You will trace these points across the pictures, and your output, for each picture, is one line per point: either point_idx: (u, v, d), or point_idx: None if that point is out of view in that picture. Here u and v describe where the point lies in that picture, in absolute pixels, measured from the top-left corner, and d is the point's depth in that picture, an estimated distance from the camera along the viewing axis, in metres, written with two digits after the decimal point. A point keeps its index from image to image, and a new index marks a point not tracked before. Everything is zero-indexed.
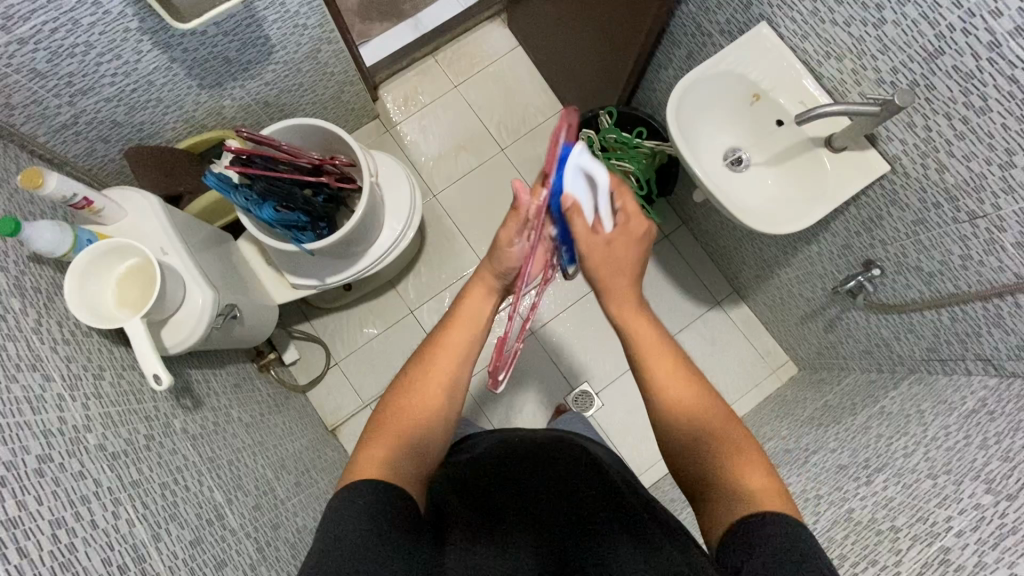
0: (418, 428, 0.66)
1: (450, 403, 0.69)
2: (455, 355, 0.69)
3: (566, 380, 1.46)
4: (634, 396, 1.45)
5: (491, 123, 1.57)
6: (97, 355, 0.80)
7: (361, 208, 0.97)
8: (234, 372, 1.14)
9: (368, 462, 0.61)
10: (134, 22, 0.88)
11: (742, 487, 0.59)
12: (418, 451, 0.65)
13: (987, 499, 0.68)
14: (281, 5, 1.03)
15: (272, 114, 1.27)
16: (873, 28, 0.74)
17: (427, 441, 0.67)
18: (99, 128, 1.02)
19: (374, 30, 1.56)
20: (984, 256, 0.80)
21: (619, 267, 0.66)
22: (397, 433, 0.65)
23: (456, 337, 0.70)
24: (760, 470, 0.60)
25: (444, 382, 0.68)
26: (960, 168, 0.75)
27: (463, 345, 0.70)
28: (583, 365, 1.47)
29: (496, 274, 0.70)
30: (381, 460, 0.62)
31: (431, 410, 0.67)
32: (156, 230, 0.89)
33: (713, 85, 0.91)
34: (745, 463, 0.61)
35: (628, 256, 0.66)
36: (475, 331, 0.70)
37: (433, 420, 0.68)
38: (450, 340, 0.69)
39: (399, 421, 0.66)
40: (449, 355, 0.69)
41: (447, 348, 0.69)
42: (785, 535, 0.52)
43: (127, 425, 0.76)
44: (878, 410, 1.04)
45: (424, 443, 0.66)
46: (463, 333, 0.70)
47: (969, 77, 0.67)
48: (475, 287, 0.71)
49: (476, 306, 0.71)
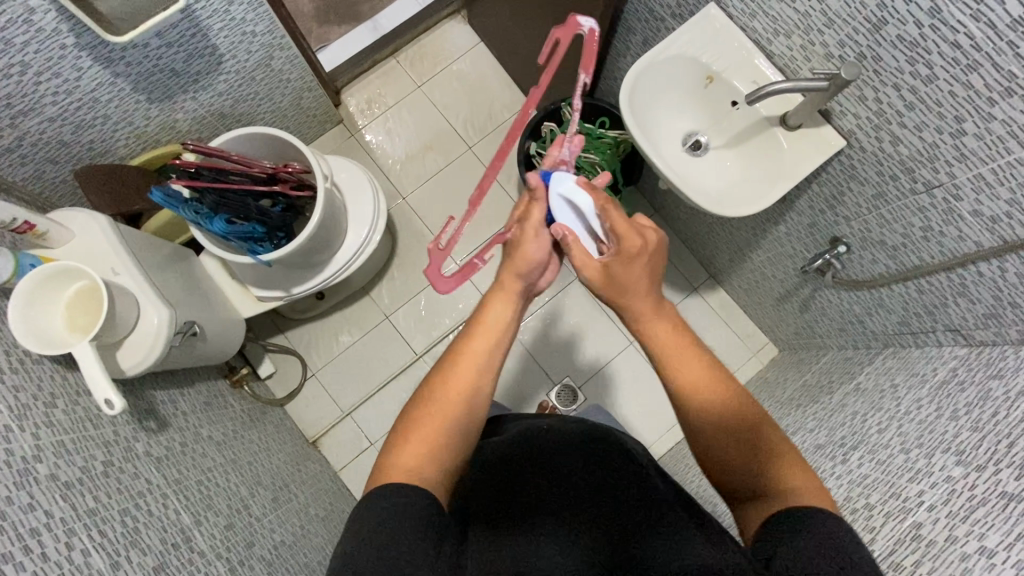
0: (440, 435, 0.62)
1: (473, 409, 0.65)
2: (476, 360, 0.67)
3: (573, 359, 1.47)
4: (640, 371, 1.46)
5: (457, 123, 1.55)
6: (50, 383, 0.78)
7: (317, 215, 0.95)
8: (204, 390, 1.12)
9: (392, 468, 0.59)
10: (70, 38, 0.86)
11: (772, 485, 0.57)
12: (446, 449, 0.62)
13: (958, 471, 0.68)
14: (225, 13, 1.00)
15: (229, 124, 1.25)
16: (817, 3, 0.73)
17: (452, 449, 0.62)
18: (45, 149, 0.99)
19: (332, 34, 1.54)
20: (944, 226, 0.79)
21: (633, 283, 0.68)
22: (417, 442, 0.61)
23: (479, 342, 0.68)
24: (793, 467, 0.58)
25: (470, 392, 0.65)
26: (913, 139, 0.74)
27: (484, 349, 0.68)
28: (564, 360, 1.47)
29: (517, 275, 0.72)
30: (410, 469, 0.59)
31: (457, 417, 0.63)
32: (105, 250, 0.87)
33: (666, 71, 0.90)
34: (780, 464, 0.59)
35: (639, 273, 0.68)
36: (496, 337, 0.69)
37: (460, 430, 0.63)
38: (472, 344, 0.68)
39: (417, 430, 0.62)
40: (469, 361, 0.67)
41: (467, 356, 0.67)
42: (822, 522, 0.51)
43: (82, 452, 0.74)
44: (854, 387, 1.04)
45: (452, 452, 0.62)
46: (483, 338, 0.68)
47: (913, 45, 0.66)
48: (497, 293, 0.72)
49: (498, 314, 0.70)
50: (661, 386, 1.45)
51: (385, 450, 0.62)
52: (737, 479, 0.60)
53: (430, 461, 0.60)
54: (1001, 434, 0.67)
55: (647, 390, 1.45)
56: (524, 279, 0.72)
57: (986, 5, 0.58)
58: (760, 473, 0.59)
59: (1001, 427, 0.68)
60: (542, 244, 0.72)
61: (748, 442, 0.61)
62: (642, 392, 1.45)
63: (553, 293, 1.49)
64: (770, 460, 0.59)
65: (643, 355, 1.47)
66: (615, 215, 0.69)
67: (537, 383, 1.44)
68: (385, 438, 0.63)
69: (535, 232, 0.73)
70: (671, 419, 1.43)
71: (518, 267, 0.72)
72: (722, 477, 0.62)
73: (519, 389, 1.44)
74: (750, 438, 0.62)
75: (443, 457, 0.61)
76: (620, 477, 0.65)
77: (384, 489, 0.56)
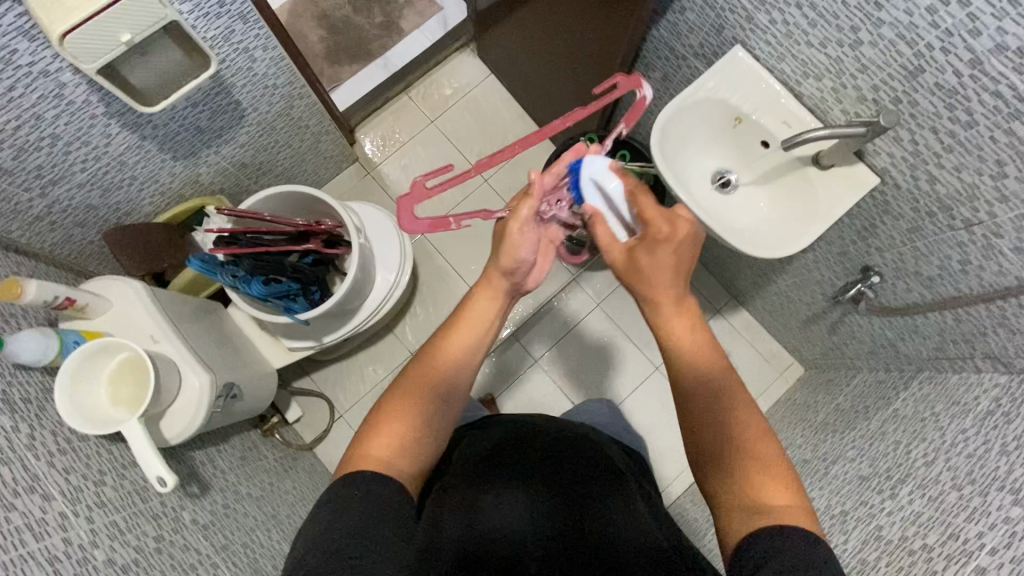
0: (412, 432, 0.65)
1: (450, 405, 0.69)
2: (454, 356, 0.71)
3: (597, 373, 1.46)
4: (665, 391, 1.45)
5: (472, 155, 1.55)
6: (97, 459, 0.77)
7: (353, 269, 0.95)
8: (239, 444, 1.12)
9: (370, 454, 0.62)
10: (100, 108, 0.86)
11: (757, 501, 0.58)
12: (418, 442, 0.65)
13: (1016, 512, 0.68)
14: (249, 70, 1.01)
15: (250, 173, 1.25)
16: (849, 49, 0.73)
17: (424, 442, 0.65)
18: (74, 214, 0.99)
19: (343, 73, 1.55)
20: (984, 261, 0.79)
21: (663, 268, 0.66)
22: (389, 434, 0.64)
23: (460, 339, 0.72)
24: (779, 490, 0.58)
25: (440, 388, 0.69)
26: (951, 179, 0.74)
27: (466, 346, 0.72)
28: (587, 370, 1.46)
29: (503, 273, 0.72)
30: (386, 456, 0.62)
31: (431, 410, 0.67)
32: (144, 317, 0.87)
33: (694, 113, 0.90)
34: (770, 482, 0.59)
35: (664, 259, 0.66)
36: (478, 332, 0.73)
37: (432, 426, 0.67)
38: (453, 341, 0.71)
39: (390, 420, 0.65)
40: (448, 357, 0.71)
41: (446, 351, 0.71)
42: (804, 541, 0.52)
43: (134, 530, 0.73)
44: (892, 414, 1.03)
45: (423, 444, 0.65)
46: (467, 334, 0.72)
47: (952, 93, 0.66)
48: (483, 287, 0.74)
49: (476, 309, 0.73)
50: None
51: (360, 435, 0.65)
52: (723, 483, 0.61)
53: (405, 453, 0.63)
54: None
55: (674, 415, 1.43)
56: (516, 275, 0.73)
57: None
58: (747, 487, 0.59)
59: None
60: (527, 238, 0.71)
61: (742, 454, 0.61)
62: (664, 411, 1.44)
63: (576, 322, 1.49)
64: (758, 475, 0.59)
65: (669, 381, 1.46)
66: (648, 203, 0.67)
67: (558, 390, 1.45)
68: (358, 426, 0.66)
69: (524, 225, 0.70)
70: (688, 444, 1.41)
71: (505, 262, 0.71)
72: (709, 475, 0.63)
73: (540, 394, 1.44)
74: (748, 450, 0.61)
75: (415, 451, 0.64)
76: (601, 489, 0.71)
77: (362, 473, 0.59)
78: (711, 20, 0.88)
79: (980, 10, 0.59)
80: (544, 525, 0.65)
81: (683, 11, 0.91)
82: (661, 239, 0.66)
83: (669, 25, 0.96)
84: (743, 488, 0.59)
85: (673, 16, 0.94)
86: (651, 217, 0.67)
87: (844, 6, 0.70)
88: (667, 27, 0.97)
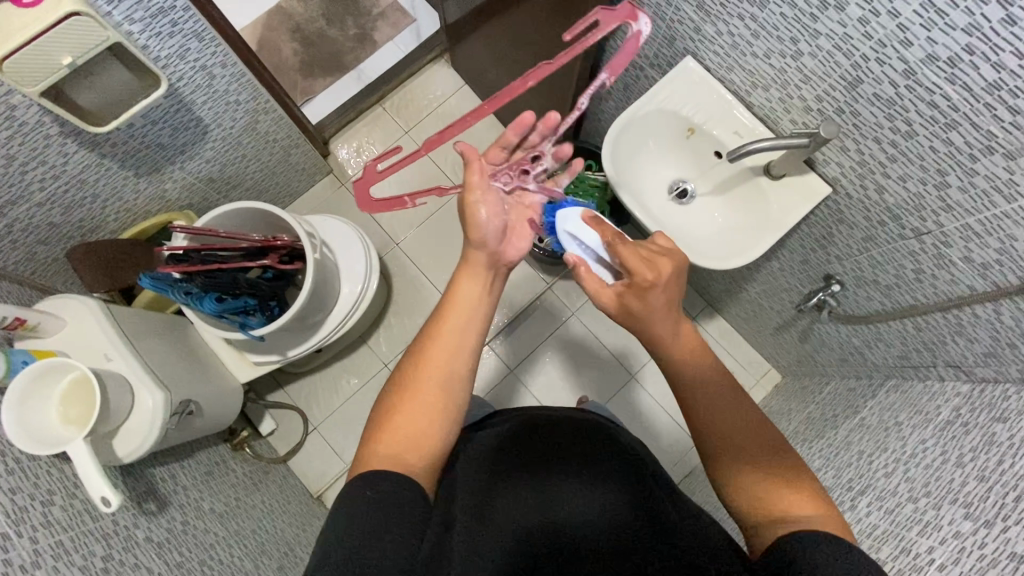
0: (418, 425, 0.62)
1: (452, 394, 0.64)
2: (450, 344, 0.66)
3: (582, 368, 1.45)
4: (650, 389, 1.44)
5: (446, 165, 1.56)
6: (46, 478, 0.76)
7: (308, 283, 0.95)
8: (205, 460, 1.11)
9: (372, 457, 0.59)
10: (55, 128, 0.86)
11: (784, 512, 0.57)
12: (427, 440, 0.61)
13: (967, 527, 0.65)
14: (208, 87, 1.01)
15: (218, 188, 1.26)
16: (792, 60, 0.73)
17: (432, 435, 0.62)
18: (36, 232, 0.99)
19: (317, 86, 1.56)
20: (936, 270, 0.79)
21: (660, 308, 0.63)
22: (397, 432, 0.61)
23: (452, 324, 0.67)
24: (802, 496, 0.58)
25: (444, 376, 0.64)
26: (899, 189, 0.73)
27: (460, 332, 0.67)
28: (572, 365, 1.45)
29: (478, 248, 0.70)
30: (392, 458, 0.59)
31: (430, 404, 0.63)
32: (98, 336, 0.87)
33: (647, 124, 0.90)
34: (790, 488, 0.59)
35: (659, 303, 0.63)
36: (472, 316, 0.68)
37: (440, 417, 0.63)
38: (446, 327, 0.66)
39: (396, 418, 0.62)
40: (444, 344, 0.65)
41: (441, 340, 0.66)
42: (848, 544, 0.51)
43: (82, 550, 0.72)
44: (859, 422, 1.00)
45: (427, 440, 0.61)
46: (459, 319, 0.67)
47: (891, 102, 0.66)
48: (469, 268, 0.70)
49: (468, 290, 0.69)
50: (669, 405, 1.43)
51: (368, 435, 0.62)
52: (745, 498, 0.60)
53: (413, 451, 0.60)
54: (1007, 486, 0.64)
55: (652, 421, 1.42)
56: (490, 248, 0.70)
57: (960, 69, 0.58)
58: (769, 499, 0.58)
59: (1006, 478, 0.65)
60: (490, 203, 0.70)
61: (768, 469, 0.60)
62: (649, 407, 1.43)
63: (553, 327, 1.48)
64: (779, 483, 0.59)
65: (647, 386, 1.44)
66: (626, 249, 0.64)
67: (543, 384, 1.44)
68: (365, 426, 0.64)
69: (481, 193, 0.69)
70: (675, 441, 1.40)
71: (474, 235, 0.69)
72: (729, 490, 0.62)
73: (523, 388, 1.43)
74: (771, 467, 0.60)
75: (427, 446, 0.61)
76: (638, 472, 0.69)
77: (367, 477, 0.56)
78: (662, 32, 0.88)
79: (909, 21, 0.58)
80: (608, 511, 0.65)
81: None
82: (648, 286, 0.62)
83: None
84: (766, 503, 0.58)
85: None
86: (632, 265, 0.64)
87: (783, 18, 0.70)
88: None
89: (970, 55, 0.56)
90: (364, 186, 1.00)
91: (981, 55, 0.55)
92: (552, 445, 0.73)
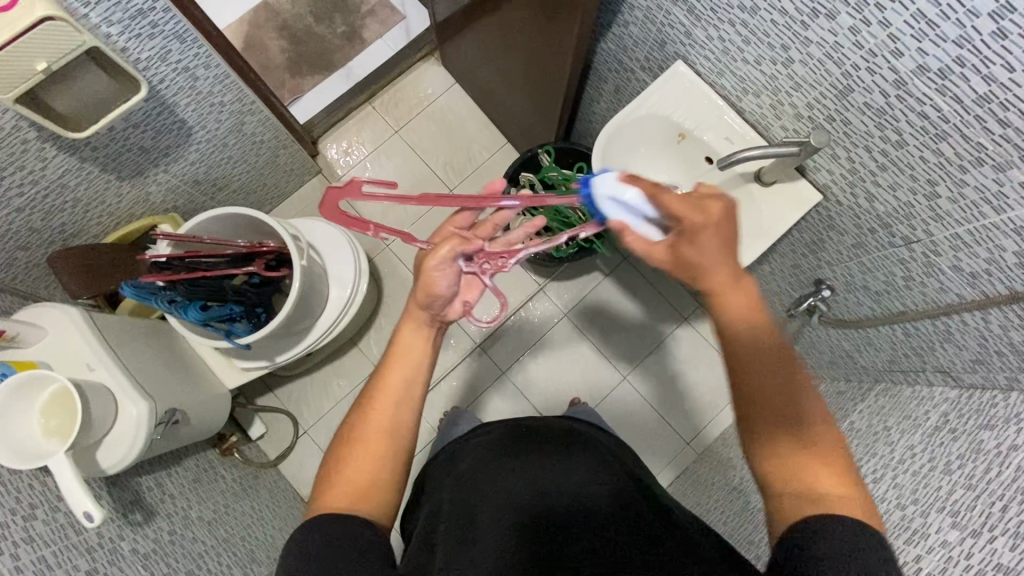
0: (369, 473, 0.63)
1: (397, 442, 0.65)
2: (395, 396, 0.65)
3: (570, 369, 1.45)
4: (641, 390, 1.44)
5: (437, 165, 1.54)
6: (28, 492, 0.74)
7: (295, 290, 0.94)
8: (192, 466, 1.10)
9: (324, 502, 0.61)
10: (32, 132, 0.84)
11: (807, 487, 0.56)
12: (376, 484, 0.62)
13: (954, 535, 0.65)
14: (192, 89, 0.99)
15: (204, 189, 1.24)
16: (782, 67, 0.73)
17: (382, 479, 0.63)
18: (16, 237, 0.97)
19: (305, 84, 1.54)
20: (925, 277, 0.79)
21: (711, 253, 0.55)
22: (347, 478, 0.62)
23: (396, 376, 0.66)
24: (829, 470, 0.56)
25: (392, 430, 0.65)
26: (888, 198, 0.73)
27: (404, 383, 0.66)
28: (560, 364, 1.45)
29: (422, 308, 0.66)
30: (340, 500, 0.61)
31: (377, 454, 0.63)
32: (80, 344, 0.86)
33: (638, 128, 0.90)
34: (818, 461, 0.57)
35: (713, 250, 0.55)
36: (415, 366, 0.67)
37: (387, 465, 0.64)
38: (390, 380, 0.66)
39: (347, 464, 0.63)
40: (388, 396, 0.65)
41: (386, 389, 0.65)
42: (858, 534, 0.51)
43: (65, 564, 0.71)
44: (848, 426, 1.00)
45: (374, 485, 0.62)
46: (402, 371, 0.66)
47: (881, 112, 0.66)
48: (412, 317, 0.68)
49: (412, 340, 0.68)
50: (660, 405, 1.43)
51: (324, 478, 0.64)
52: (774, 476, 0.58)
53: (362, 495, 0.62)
54: (995, 495, 0.64)
55: (644, 421, 1.42)
56: (432, 309, 0.66)
57: (951, 80, 0.57)
58: (799, 477, 0.57)
59: (994, 486, 0.65)
60: (447, 275, 0.64)
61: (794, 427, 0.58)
62: (640, 408, 1.43)
63: (542, 331, 1.47)
64: (811, 458, 0.57)
65: (639, 388, 1.44)
66: (670, 195, 0.53)
67: (530, 383, 1.44)
68: (321, 468, 0.65)
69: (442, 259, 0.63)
70: (666, 441, 1.41)
71: (421, 296, 0.65)
72: (753, 455, 0.60)
73: (510, 389, 1.44)
74: (799, 426, 0.58)
75: (378, 492, 0.62)
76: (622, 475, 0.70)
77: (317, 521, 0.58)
78: (653, 35, 0.87)
79: (899, 31, 0.58)
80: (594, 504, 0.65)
81: (627, 25, 0.91)
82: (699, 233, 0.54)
83: (615, 38, 0.95)
84: (796, 474, 0.57)
85: (618, 29, 0.93)
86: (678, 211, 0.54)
87: (773, 25, 0.69)
88: (613, 41, 0.96)
89: (961, 67, 0.55)
90: (338, 199, 0.72)
91: (972, 67, 0.55)
92: (535, 445, 0.74)
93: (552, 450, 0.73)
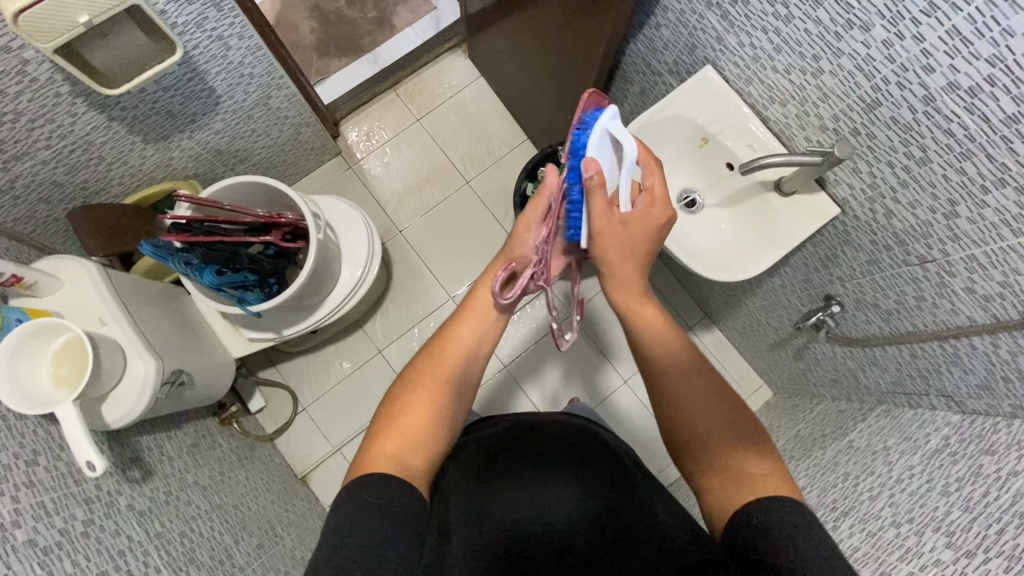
0: (425, 426, 0.62)
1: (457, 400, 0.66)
2: (463, 348, 0.67)
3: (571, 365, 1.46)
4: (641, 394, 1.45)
5: (455, 156, 1.55)
6: (31, 439, 0.75)
7: (309, 261, 0.95)
8: (191, 432, 1.11)
9: (372, 457, 0.59)
10: (65, 86, 0.85)
11: (735, 478, 0.58)
12: (428, 444, 0.62)
13: (948, 555, 0.65)
14: (224, 58, 1.00)
15: (225, 160, 1.25)
16: (811, 77, 0.73)
17: (434, 437, 0.63)
18: (38, 190, 0.98)
19: (332, 66, 1.56)
20: (938, 299, 0.79)
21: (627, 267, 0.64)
22: (398, 433, 0.61)
23: (467, 332, 0.68)
24: (762, 458, 0.59)
25: (449, 379, 0.65)
26: (907, 215, 0.74)
27: (472, 338, 0.68)
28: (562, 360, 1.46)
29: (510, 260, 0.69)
30: (393, 458, 0.59)
31: (437, 406, 0.64)
32: (95, 299, 0.87)
33: (663, 129, 0.90)
34: (747, 450, 0.60)
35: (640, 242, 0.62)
36: (486, 323, 0.69)
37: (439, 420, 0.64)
38: (459, 333, 0.68)
39: (402, 419, 0.62)
40: (458, 348, 0.67)
41: (456, 342, 0.67)
42: (783, 509, 0.53)
43: (63, 512, 0.72)
44: (846, 445, 1.00)
45: (430, 440, 0.62)
46: (474, 326, 0.68)
47: (907, 128, 0.66)
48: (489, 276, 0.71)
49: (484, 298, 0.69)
50: None
51: (369, 439, 0.62)
52: (698, 466, 0.61)
53: (413, 453, 0.61)
54: (992, 518, 0.64)
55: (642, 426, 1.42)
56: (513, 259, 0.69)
57: (980, 99, 0.58)
58: (725, 470, 0.59)
59: (991, 509, 0.65)
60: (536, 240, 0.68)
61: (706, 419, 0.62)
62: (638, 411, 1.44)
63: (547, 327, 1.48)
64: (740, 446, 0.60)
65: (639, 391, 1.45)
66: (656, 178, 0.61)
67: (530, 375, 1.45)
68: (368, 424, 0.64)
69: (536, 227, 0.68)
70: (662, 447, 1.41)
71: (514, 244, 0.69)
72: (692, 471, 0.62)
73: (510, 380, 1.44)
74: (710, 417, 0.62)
75: (427, 452, 0.62)
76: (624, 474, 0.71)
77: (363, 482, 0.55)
78: (683, 39, 0.88)
79: (933, 47, 0.58)
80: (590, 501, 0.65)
81: (658, 27, 0.92)
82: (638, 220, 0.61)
83: (645, 40, 0.96)
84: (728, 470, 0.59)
85: (650, 31, 0.94)
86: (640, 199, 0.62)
87: (806, 34, 0.70)
88: (643, 43, 0.97)
89: (992, 85, 0.56)
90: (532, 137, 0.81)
91: (1003, 87, 0.55)
92: (537, 443, 0.75)
93: (552, 451, 0.73)
